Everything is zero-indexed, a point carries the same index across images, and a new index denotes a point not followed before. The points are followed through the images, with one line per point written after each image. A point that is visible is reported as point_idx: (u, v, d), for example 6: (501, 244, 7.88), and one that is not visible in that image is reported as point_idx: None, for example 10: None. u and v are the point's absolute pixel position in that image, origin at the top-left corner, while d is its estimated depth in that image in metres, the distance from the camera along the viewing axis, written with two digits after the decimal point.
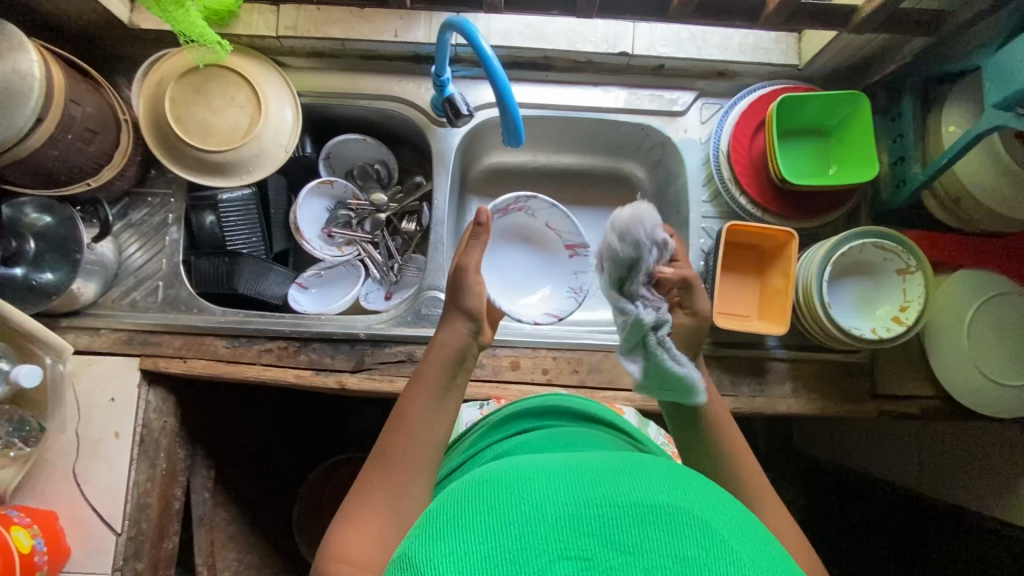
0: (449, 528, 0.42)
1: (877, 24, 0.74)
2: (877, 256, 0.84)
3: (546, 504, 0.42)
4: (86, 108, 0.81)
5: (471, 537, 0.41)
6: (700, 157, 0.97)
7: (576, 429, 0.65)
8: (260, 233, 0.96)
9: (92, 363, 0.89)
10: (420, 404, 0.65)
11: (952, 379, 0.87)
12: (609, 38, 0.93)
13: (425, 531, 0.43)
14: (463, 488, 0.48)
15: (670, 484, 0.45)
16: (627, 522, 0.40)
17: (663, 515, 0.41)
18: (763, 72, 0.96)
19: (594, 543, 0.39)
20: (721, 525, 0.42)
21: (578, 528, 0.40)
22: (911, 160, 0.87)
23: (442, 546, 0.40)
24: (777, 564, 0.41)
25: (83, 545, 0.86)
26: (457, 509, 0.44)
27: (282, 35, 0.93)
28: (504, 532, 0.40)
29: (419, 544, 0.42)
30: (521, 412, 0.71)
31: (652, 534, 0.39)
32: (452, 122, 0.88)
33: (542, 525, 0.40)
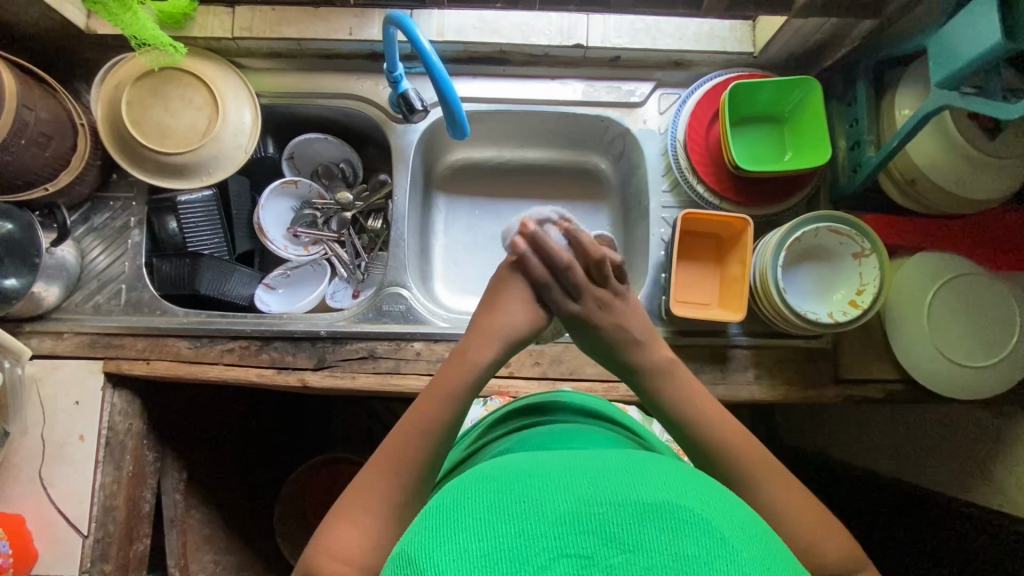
0: (447, 524, 0.39)
1: (820, 9, 0.74)
2: (832, 241, 0.84)
3: (550, 498, 0.39)
4: (40, 113, 0.81)
5: (469, 534, 0.38)
6: (658, 147, 0.97)
7: (569, 425, 0.65)
8: (223, 234, 0.97)
9: (56, 367, 0.89)
10: (434, 405, 0.62)
11: (923, 370, 0.87)
12: (564, 30, 0.93)
13: (420, 524, 0.41)
14: (458, 482, 0.45)
15: (675, 479, 0.43)
16: (628, 518, 0.38)
17: (666, 512, 0.39)
18: (720, 61, 0.96)
19: (594, 541, 0.37)
20: (725, 521, 0.40)
21: (580, 525, 0.38)
22: (866, 144, 0.87)
23: (438, 541, 0.38)
24: (776, 562, 0.39)
25: (51, 548, 0.86)
26: (454, 500, 0.41)
27: (237, 36, 0.93)
28: (502, 528, 0.38)
29: (413, 538, 0.40)
30: (525, 413, 0.72)
31: (652, 533, 0.38)
32: (408, 117, 0.89)
33: (543, 523, 0.38)
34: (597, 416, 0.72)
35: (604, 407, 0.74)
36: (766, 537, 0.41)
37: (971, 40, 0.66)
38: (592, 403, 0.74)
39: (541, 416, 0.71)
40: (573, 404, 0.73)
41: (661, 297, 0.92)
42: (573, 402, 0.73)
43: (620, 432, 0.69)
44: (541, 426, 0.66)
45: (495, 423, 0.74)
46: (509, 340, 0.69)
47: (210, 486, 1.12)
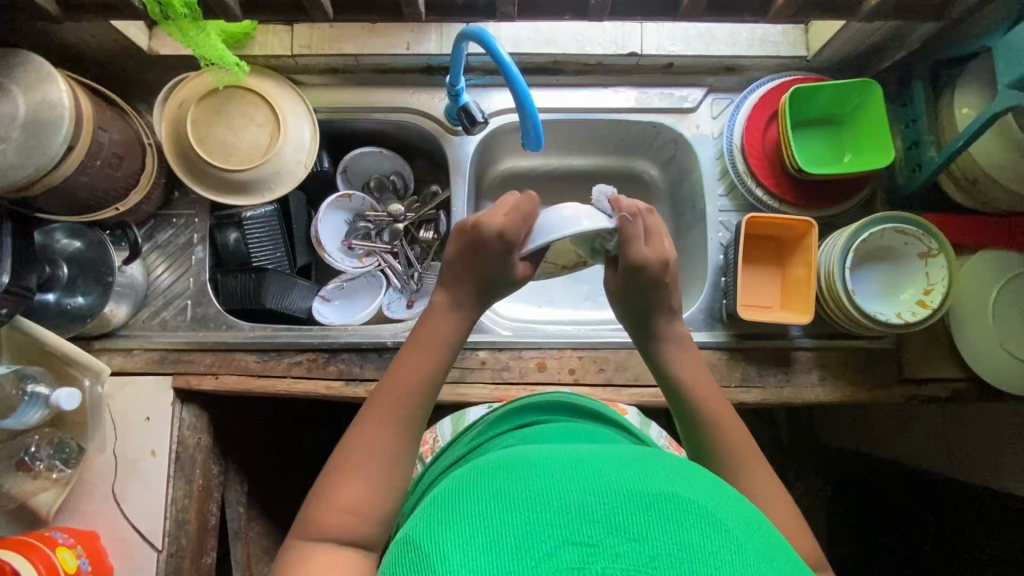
0: (459, 515, 0.43)
1: (886, 12, 0.75)
2: (897, 241, 0.84)
3: (552, 491, 0.43)
4: (113, 134, 0.83)
5: (479, 523, 0.41)
6: (713, 152, 0.98)
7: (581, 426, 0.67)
8: (284, 249, 0.98)
9: (125, 384, 0.90)
10: (413, 367, 0.66)
11: (993, 369, 0.87)
12: (618, 39, 0.95)
13: (426, 515, 0.45)
14: (467, 477, 0.48)
15: (675, 475, 0.46)
16: (633, 510, 0.41)
17: (669, 505, 0.42)
18: (772, 65, 0.97)
19: (599, 530, 0.40)
20: (726, 514, 0.43)
21: (586, 516, 0.41)
22: (927, 145, 0.87)
23: (450, 530, 0.41)
24: (781, 558, 0.42)
25: (125, 563, 0.87)
26: (463, 496, 0.45)
27: (297, 53, 0.95)
28: (510, 518, 0.41)
29: (425, 525, 0.43)
30: (528, 408, 0.72)
31: (657, 523, 0.40)
32: (468, 129, 0.90)
33: (548, 512, 0.41)
34: (599, 417, 0.73)
35: (604, 407, 0.74)
36: (769, 534, 0.44)
37: None
38: (592, 402, 0.75)
39: (544, 414, 0.71)
40: (574, 404, 0.73)
41: (724, 301, 0.92)
42: (572, 402, 0.73)
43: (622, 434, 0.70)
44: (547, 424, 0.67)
45: (491, 421, 0.73)
46: (474, 299, 0.70)
47: (270, 498, 1.12)
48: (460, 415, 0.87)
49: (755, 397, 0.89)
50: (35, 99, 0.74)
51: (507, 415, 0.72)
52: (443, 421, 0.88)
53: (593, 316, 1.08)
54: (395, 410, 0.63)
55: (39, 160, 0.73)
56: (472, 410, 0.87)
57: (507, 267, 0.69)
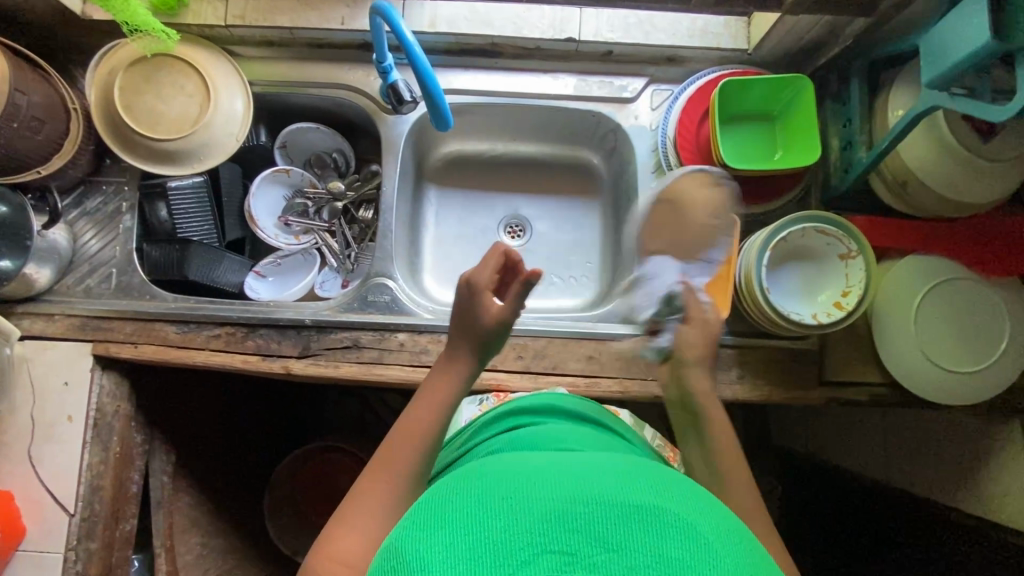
0: (438, 520, 0.43)
1: (811, 5, 0.73)
2: (819, 241, 0.83)
3: (536, 499, 0.43)
4: (32, 97, 0.82)
5: (456, 530, 0.42)
6: (649, 144, 0.97)
7: (565, 428, 0.69)
8: (213, 221, 0.97)
9: (46, 348, 0.91)
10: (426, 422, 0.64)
11: (932, 388, 0.85)
12: (556, 24, 0.93)
13: (406, 522, 0.45)
14: (450, 483, 0.49)
15: (660, 486, 0.46)
16: (613, 520, 0.41)
17: (650, 515, 0.42)
18: (713, 57, 0.95)
19: (578, 539, 0.41)
20: (710, 527, 0.43)
21: (566, 524, 0.41)
22: (857, 145, 0.86)
23: (427, 535, 0.42)
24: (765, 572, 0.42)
25: (38, 525, 0.88)
26: (442, 504, 0.45)
27: (231, 24, 0.94)
28: (489, 525, 0.42)
29: (403, 532, 0.44)
30: (519, 411, 0.75)
31: (636, 533, 0.41)
32: (396, 108, 0.89)
33: (529, 519, 0.42)
34: (591, 420, 0.75)
35: (588, 408, 0.77)
36: (756, 551, 0.44)
37: (957, 41, 0.65)
38: (577, 405, 0.77)
39: (534, 416, 0.74)
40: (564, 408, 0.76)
41: None
42: (567, 405, 0.76)
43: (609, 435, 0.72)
44: (533, 426, 0.70)
45: (482, 425, 0.76)
46: (481, 345, 0.69)
47: (201, 469, 1.14)
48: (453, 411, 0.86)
49: None
50: None
51: (500, 420, 0.75)
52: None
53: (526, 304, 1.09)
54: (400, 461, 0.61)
55: None
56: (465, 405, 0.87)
57: (480, 318, 0.68)
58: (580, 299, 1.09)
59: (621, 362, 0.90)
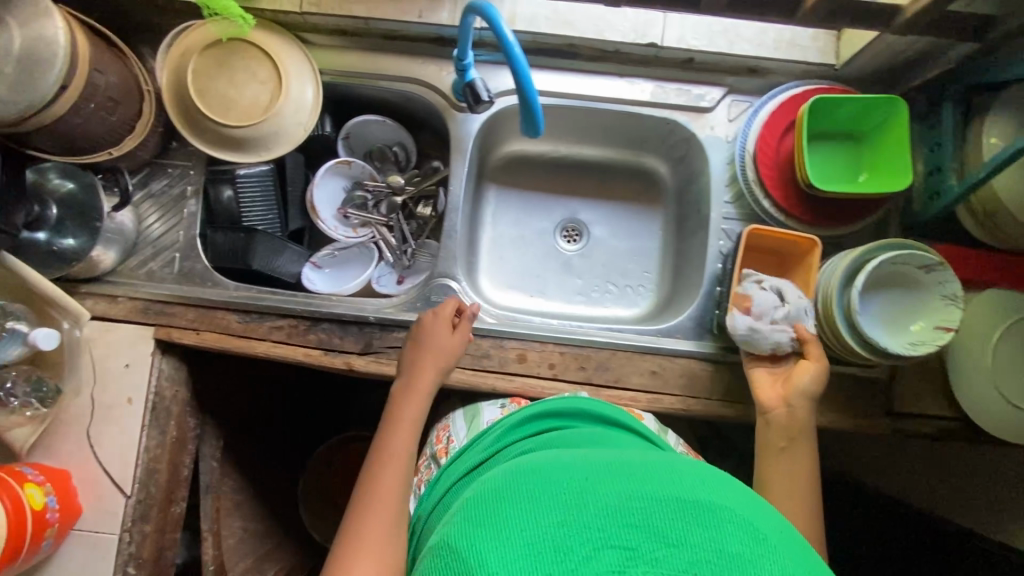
0: (499, 517, 0.46)
1: (924, 26, 0.71)
2: (916, 268, 0.80)
3: (591, 497, 0.46)
4: (110, 77, 0.81)
5: (517, 526, 0.45)
6: (724, 156, 0.94)
7: (597, 433, 0.68)
8: (277, 210, 0.98)
9: (108, 330, 0.90)
10: (414, 416, 0.77)
11: (1014, 431, 0.83)
12: (638, 27, 0.91)
13: (464, 520, 0.48)
14: (502, 479, 0.52)
15: (706, 483, 0.49)
16: (671, 516, 0.45)
17: (704, 512, 0.45)
18: (797, 70, 0.92)
19: (637, 535, 0.44)
20: (758, 522, 0.46)
21: (625, 521, 0.44)
22: (947, 172, 0.83)
23: (490, 534, 0.45)
24: (815, 566, 0.45)
25: (94, 505, 0.88)
26: (497, 502, 0.48)
27: (306, 11, 0.93)
28: (549, 522, 0.45)
29: (463, 530, 0.47)
30: (546, 412, 0.74)
31: (693, 528, 0.44)
32: (472, 107, 0.86)
33: (586, 517, 0.45)
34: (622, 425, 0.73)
35: (624, 413, 0.75)
36: (802, 544, 0.47)
37: None
38: (608, 409, 0.75)
39: (563, 417, 0.73)
40: (601, 412, 0.74)
41: (715, 312, 0.91)
42: (595, 407, 0.74)
43: (639, 440, 0.70)
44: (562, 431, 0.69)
45: (510, 426, 0.73)
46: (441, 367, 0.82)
47: (247, 455, 1.14)
48: (474, 412, 0.85)
49: (736, 413, 0.87)
50: (30, 34, 0.72)
51: (527, 423, 0.73)
52: (455, 417, 0.86)
53: (580, 312, 1.08)
54: (392, 483, 0.69)
55: (32, 98, 0.73)
56: (486, 407, 0.85)
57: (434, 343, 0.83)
58: (635, 310, 1.07)
59: (684, 379, 0.89)
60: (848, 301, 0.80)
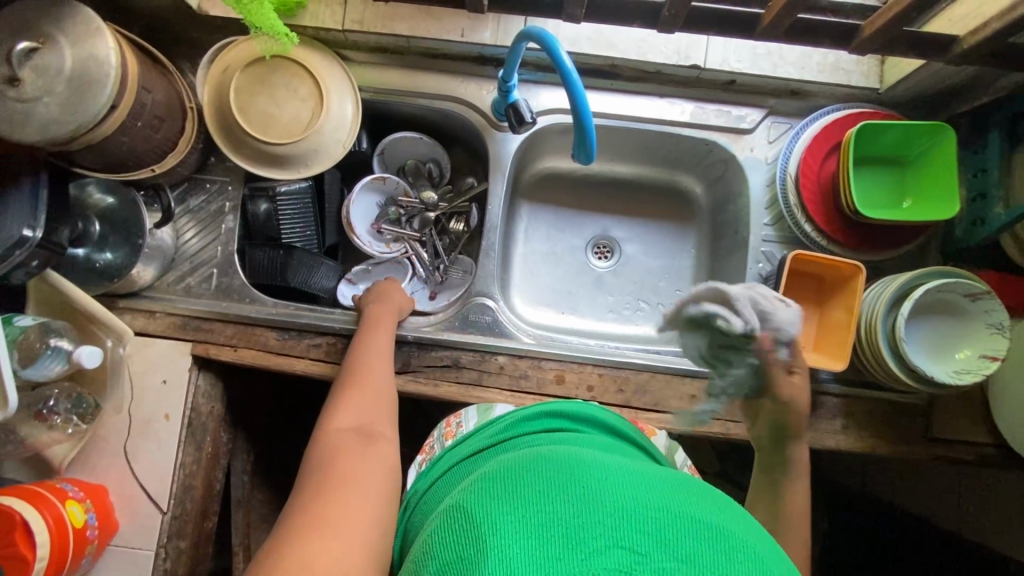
0: (512, 496, 0.46)
1: (978, 56, 0.71)
2: (964, 297, 0.79)
3: (607, 498, 0.45)
4: (156, 95, 0.81)
5: (527, 508, 0.45)
6: (764, 178, 0.94)
7: (615, 445, 0.65)
8: (314, 227, 0.97)
9: (146, 345, 0.90)
10: (389, 320, 0.86)
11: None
12: (682, 49, 0.90)
13: (478, 494, 0.48)
14: (520, 464, 0.51)
15: (727, 514, 0.47)
16: (686, 533, 0.43)
17: (720, 538, 0.43)
18: (840, 94, 0.92)
19: (648, 542, 0.42)
20: (773, 560, 0.44)
21: (637, 527, 0.43)
22: (993, 200, 0.82)
23: (501, 509, 0.45)
24: None
25: (130, 521, 0.88)
26: (511, 483, 0.48)
27: (348, 29, 0.92)
28: (557, 510, 0.44)
29: (473, 504, 0.47)
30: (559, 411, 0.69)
31: (706, 549, 0.42)
32: (515, 128, 0.86)
33: (601, 515, 0.44)
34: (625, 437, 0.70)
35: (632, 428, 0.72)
36: None
37: None
38: (613, 418, 0.72)
39: (578, 420, 0.68)
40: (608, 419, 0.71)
41: None
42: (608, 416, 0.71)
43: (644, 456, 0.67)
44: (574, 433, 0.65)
45: (518, 419, 0.69)
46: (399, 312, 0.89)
47: (276, 469, 1.14)
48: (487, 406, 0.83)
49: None
50: (81, 53, 0.72)
51: (538, 417, 0.68)
52: (467, 408, 0.84)
53: (613, 330, 1.07)
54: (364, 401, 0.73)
55: (82, 118, 0.72)
56: (499, 405, 0.84)
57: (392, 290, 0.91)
58: None
59: (723, 402, 0.88)
60: (892, 326, 0.79)
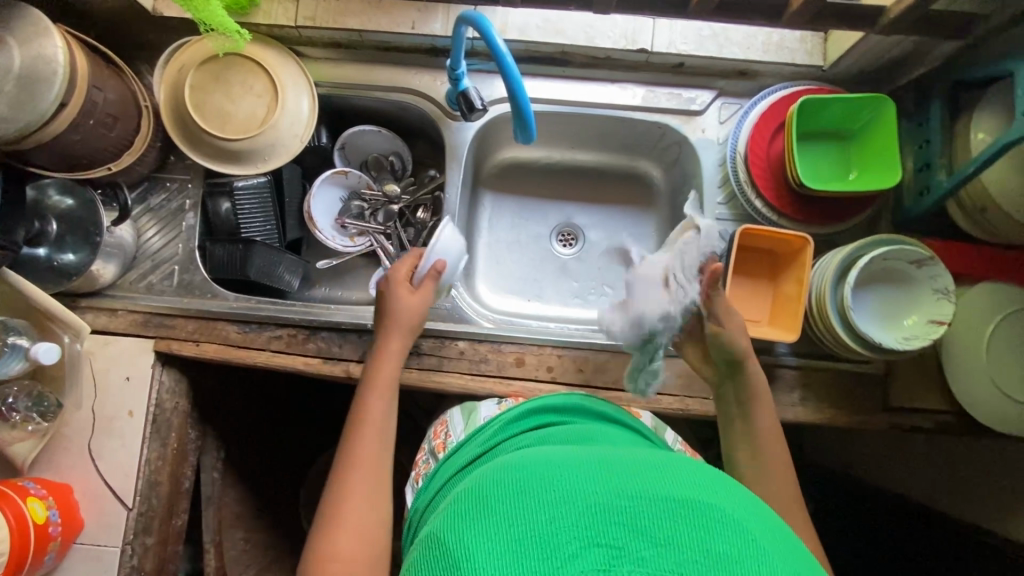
0: (485, 511, 0.45)
1: (908, 25, 0.72)
2: (908, 264, 0.80)
3: (578, 493, 0.45)
4: (108, 94, 0.83)
5: (501, 523, 0.43)
6: (716, 158, 0.95)
7: (593, 430, 0.66)
8: (275, 221, 0.98)
9: (108, 343, 0.91)
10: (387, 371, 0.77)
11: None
12: (628, 34, 0.92)
13: (448, 519, 0.47)
14: (488, 477, 0.50)
15: (703, 483, 0.47)
16: (658, 514, 0.43)
17: (693, 510, 0.43)
18: (786, 72, 0.94)
19: (624, 533, 0.42)
20: (753, 525, 0.44)
21: (611, 518, 0.43)
22: (936, 168, 0.84)
23: (472, 532, 0.43)
24: (810, 568, 0.43)
25: (96, 519, 0.88)
26: (483, 497, 0.47)
27: (301, 25, 0.94)
28: (532, 520, 0.43)
29: (445, 530, 0.45)
30: (540, 408, 0.72)
31: (680, 526, 0.42)
32: (466, 116, 0.87)
33: (572, 513, 0.43)
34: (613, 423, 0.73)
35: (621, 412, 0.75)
36: (799, 547, 0.45)
37: None
38: (601, 404, 0.75)
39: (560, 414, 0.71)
40: (590, 408, 0.74)
41: None
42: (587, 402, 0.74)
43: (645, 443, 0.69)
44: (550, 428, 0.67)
45: (506, 421, 0.70)
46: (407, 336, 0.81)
47: (248, 466, 1.14)
48: (470, 408, 0.83)
49: None
50: (28, 53, 0.73)
51: (522, 417, 0.71)
52: (452, 412, 0.84)
53: (578, 315, 1.08)
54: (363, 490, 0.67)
55: (31, 116, 0.73)
56: (483, 405, 0.85)
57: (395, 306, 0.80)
58: None
59: (682, 378, 0.89)
60: (842, 298, 0.80)
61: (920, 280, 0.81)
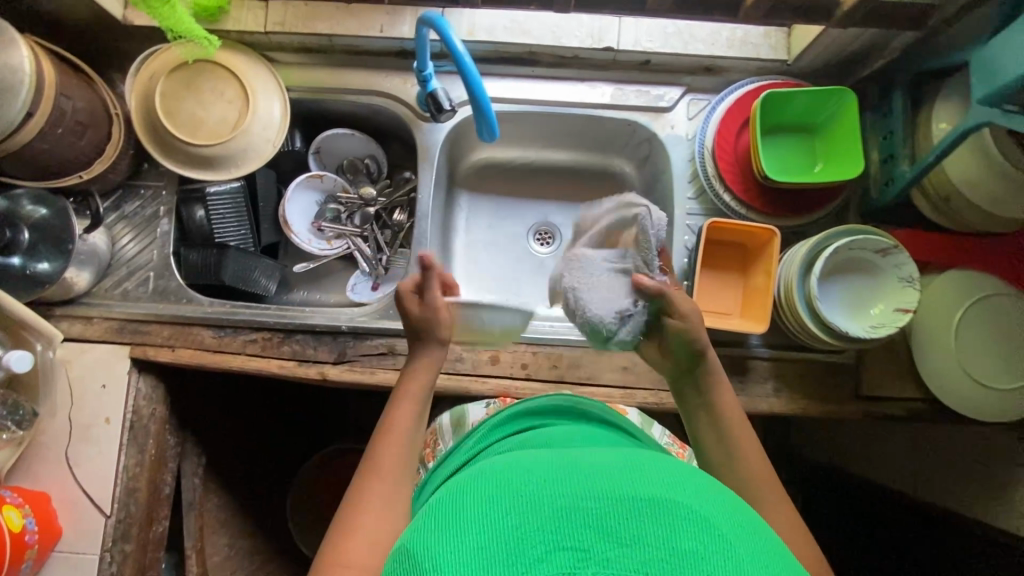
0: (453, 519, 0.44)
1: (863, 18, 0.73)
2: (873, 253, 0.81)
3: (545, 496, 0.44)
4: (77, 103, 0.83)
5: (468, 531, 0.43)
6: (685, 153, 0.96)
7: (570, 428, 0.67)
8: (249, 225, 0.99)
9: (84, 351, 0.91)
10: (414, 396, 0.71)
11: (1014, 409, 0.82)
12: (594, 33, 0.93)
13: (416, 529, 0.46)
14: (459, 484, 0.50)
15: (671, 480, 0.46)
16: (624, 513, 0.43)
17: (659, 507, 0.43)
18: (752, 67, 0.95)
19: (590, 535, 0.42)
20: (720, 520, 0.44)
21: (578, 521, 0.42)
22: (900, 158, 0.85)
23: (440, 543, 0.42)
24: (776, 560, 0.43)
25: (74, 527, 0.88)
26: (452, 505, 0.46)
27: (271, 30, 0.94)
28: (499, 527, 0.42)
29: (413, 540, 0.45)
30: (523, 412, 0.72)
31: (646, 524, 0.42)
32: (435, 117, 0.88)
33: (539, 518, 0.43)
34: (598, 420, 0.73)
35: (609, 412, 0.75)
36: (767, 541, 0.45)
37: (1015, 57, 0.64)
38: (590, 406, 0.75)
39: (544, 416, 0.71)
40: (575, 408, 0.74)
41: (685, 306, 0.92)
42: (575, 405, 0.74)
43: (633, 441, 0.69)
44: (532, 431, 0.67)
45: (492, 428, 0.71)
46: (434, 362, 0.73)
47: (231, 471, 1.14)
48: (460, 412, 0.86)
49: None
50: None
51: (505, 424, 0.71)
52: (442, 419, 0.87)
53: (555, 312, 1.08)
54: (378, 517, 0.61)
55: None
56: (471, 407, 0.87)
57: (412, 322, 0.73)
58: None
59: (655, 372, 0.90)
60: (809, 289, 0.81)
61: (886, 268, 0.81)
